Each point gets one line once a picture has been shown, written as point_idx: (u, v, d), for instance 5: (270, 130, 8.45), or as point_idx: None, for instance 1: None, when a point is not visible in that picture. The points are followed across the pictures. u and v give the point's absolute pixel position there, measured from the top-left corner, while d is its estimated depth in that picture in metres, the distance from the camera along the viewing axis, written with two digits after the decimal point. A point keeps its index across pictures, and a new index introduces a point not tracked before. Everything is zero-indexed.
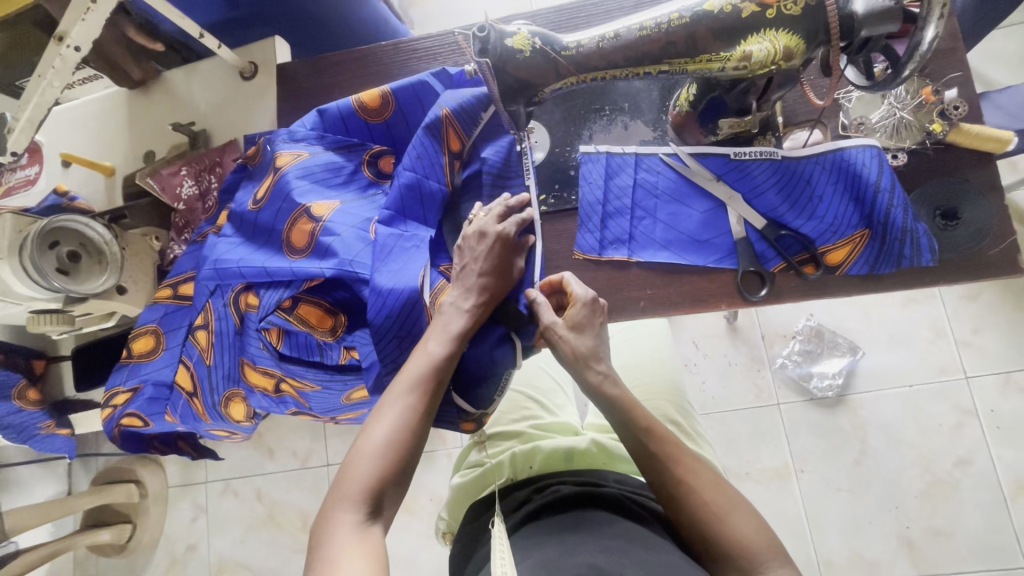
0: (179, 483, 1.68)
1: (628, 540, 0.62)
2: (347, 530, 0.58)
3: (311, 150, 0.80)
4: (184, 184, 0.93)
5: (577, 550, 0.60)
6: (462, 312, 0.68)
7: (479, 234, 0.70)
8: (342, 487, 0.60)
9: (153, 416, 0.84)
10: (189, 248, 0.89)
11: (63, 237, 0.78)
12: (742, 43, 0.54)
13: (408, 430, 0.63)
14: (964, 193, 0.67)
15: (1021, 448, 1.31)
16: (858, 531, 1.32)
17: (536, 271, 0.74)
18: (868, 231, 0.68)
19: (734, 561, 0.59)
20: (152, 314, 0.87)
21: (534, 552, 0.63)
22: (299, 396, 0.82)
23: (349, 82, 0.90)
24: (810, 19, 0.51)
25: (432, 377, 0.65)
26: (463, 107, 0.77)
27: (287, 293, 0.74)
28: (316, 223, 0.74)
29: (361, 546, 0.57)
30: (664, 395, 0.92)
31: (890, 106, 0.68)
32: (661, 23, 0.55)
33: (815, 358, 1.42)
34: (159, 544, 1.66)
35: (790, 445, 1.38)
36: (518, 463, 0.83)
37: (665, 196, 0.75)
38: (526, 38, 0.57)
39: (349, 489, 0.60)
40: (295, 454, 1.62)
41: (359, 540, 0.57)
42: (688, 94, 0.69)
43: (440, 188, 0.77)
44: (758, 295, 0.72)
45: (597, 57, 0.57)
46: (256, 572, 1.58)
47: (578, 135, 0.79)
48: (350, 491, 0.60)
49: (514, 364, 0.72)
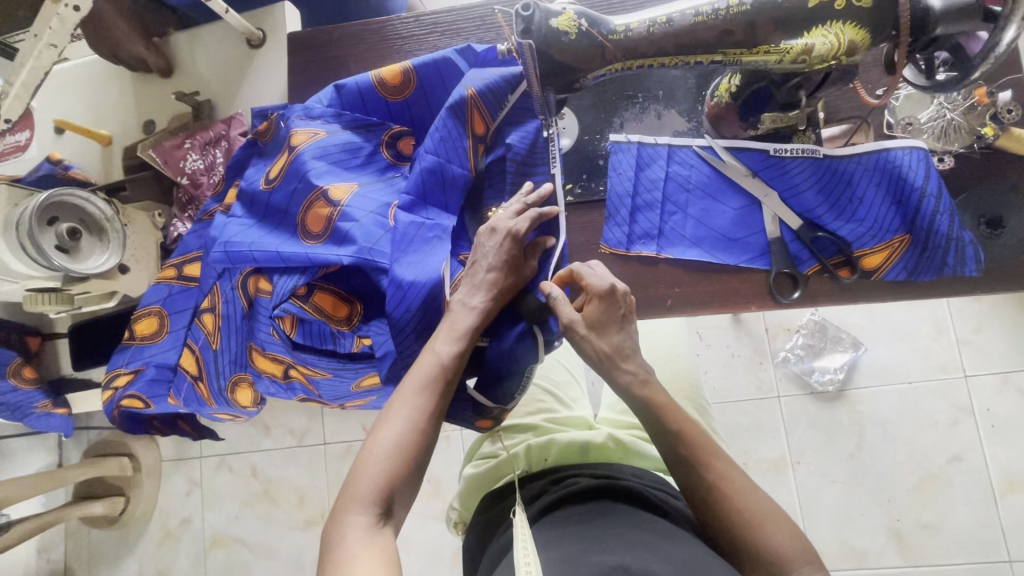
0: (173, 457, 1.66)
1: (654, 533, 0.61)
2: (358, 532, 0.56)
3: (328, 128, 0.76)
4: (188, 157, 0.88)
5: (599, 543, 0.59)
6: (472, 309, 0.64)
7: (490, 229, 0.66)
8: (352, 489, 0.59)
9: (154, 399, 0.80)
10: (195, 227, 0.85)
11: (61, 212, 0.74)
12: (806, 34, 0.50)
13: (418, 430, 0.61)
14: (1010, 200, 0.66)
15: (1013, 446, 1.33)
16: (850, 522, 1.34)
17: (549, 269, 0.71)
18: (908, 236, 0.66)
19: (765, 565, 0.58)
20: (155, 294, 0.84)
21: (554, 543, 0.61)
22: (308, 383, 0.79)
23: (365, 56, 0.85)
24: (879, 12, 0.48)
25: (441, 376, 0.62)
26: (490, 87, 0.73)
27: (302, 280, 0.70)
28: (334, 207, 0.70)
29: (373, 550, 0.55)
30: (677, 390, 0.91)
31: (939, 106, 0.65)
32: (718, 9, 0.51)
33: (817, 352, 1.42)
34: (152, 517, 1.65)
35: (788, 437, 1.39)
36: (534, 456, 0.81)
37: (698, 190, 0.72)
38: (571, 19, 0.53)
39: (359, 492, 0.58)
40: (292, 432, 1.60)
41: (370, 544, 0.56)
42: (729, 85, 0.65)
43: (463, 173, 0.73)
44: (790, 298, 0.70)
45: (646, 43, 0.54)
46: (251, 547, 1.58)
47: (609, 122, 0.76)
48: (359, 493, 0.58)
49: (536, 360, 0.69)
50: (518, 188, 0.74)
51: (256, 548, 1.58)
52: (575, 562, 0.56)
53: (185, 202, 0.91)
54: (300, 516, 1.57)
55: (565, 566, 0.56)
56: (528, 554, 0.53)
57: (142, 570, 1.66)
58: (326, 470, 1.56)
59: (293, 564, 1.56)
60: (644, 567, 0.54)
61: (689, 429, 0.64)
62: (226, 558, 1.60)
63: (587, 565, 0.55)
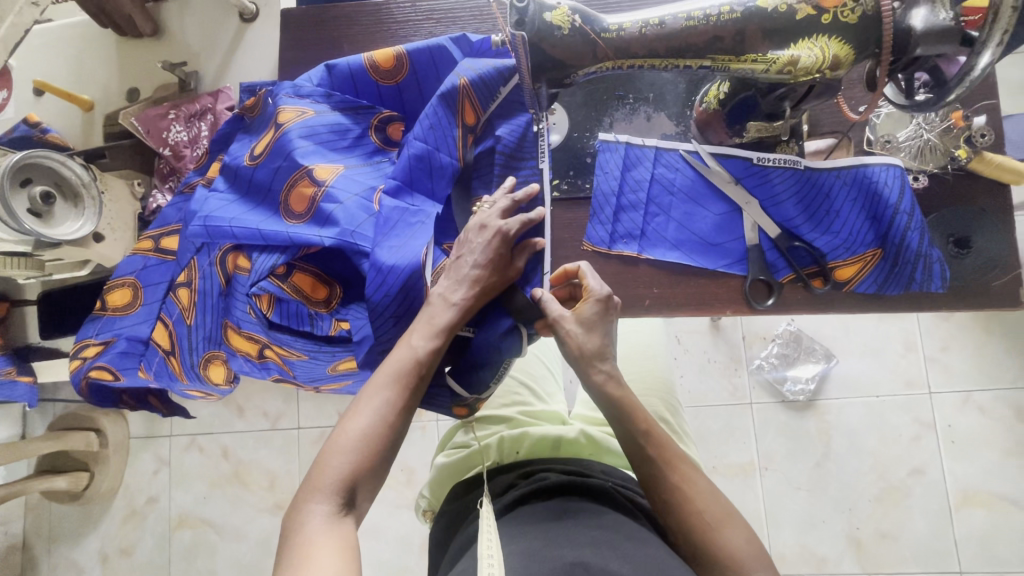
0: (142, 434, 1.63)
1: (616, 531, 0.62)
2: (318, 520, 0.56)
3: (317, 108, 0.75)
4: (172, 128, 0.87)
5: (563, 539, 0.60)
6: (450, 305, 0.65)
7: (479, 226, 0.67)
8: (315, 479, 0.59)
9: (124, 372, 0.79)
10: (175, 199, 0.83)
11: (36, 174, 0.72)
12: (792, 46, 0.51)
13: (387, 423, 0.62)
14: (979, 222, 0.68)
15: (971, 462, 1.37)
16: (811, 529, 1.38)
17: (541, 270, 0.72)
18: (880, 250, 0.68)
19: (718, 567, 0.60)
20: (130, 265, 0.82)
21: (519, 536, 0.63)
22: (283, 363, 0.78)
23: (358, 37, 0.84)
24: (863, 29, 0.50)
25: (414, 371, 0.63)
26: (482, 78, 0.73)
27: (282, 259, 0.70)
28: (318, 187, 0.70)
29: (331, 538, 0.55)
30: (652, 390, 0.93)
31: (917, 126, 0.67)
32: (710, 15, 0.52)
33: (791, 361, 1.45)
34: (117, 494, 1.62)
35: (757, 443, 1.42)
36: (506, 447, 0.82)
37: (682, 194, 0.74)
38: (565, 14, 0.53)
39: (322, 481, 0.59)
40: (265, 415, 1.58)
41: (329, 532, 0.56)
42: (718, 92, 0.66)
43: (450, 162, 0.73)
44: (764, 304, 0.71)
45: (638, 43, 0.54)
46: (218, 529, 1.57)
47: (599, 121, 0.77)
48: (322, 483, 0.58)
49: (519, 353, 0.70)
50: (502, 182, 0.74)
51: (223, 530, 1.57)
52: (537, 557, 0.57)
53: (166, 172, 0.90)
54: (270, 499, 1.55)
55: (526, 560, 0.57)
56: (492, 549, 0.54)
57: (104, 547, 1.63)
58: (299, 454, 1.55)
59: (260, 547, 1.55)
60: (603, 565, 0.55)
61: (656, 431, 0.66)
62: (191, 538, 1.58)
63: (551, 558, 0.56)
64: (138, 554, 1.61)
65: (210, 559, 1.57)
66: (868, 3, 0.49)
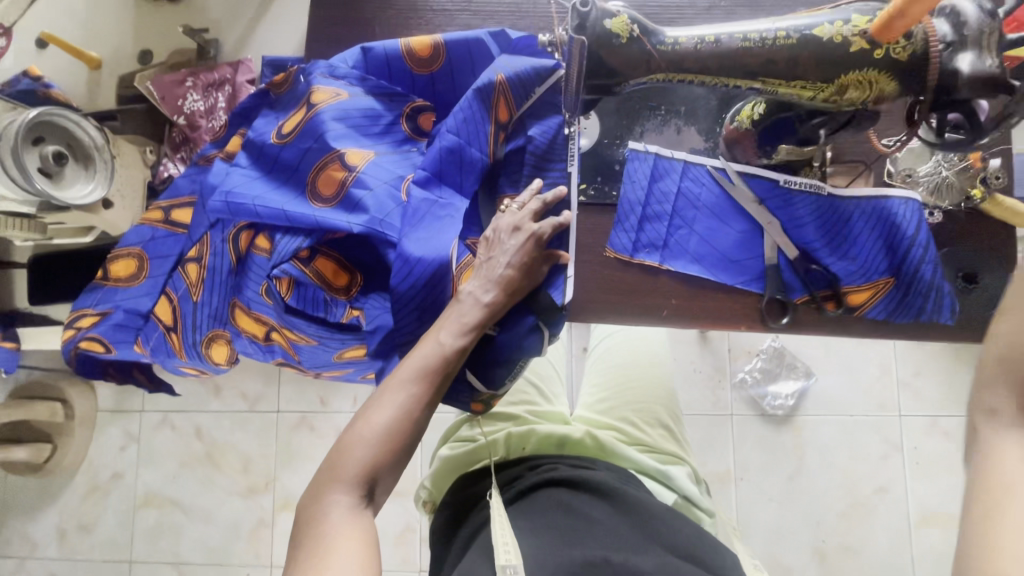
0: (111, 408, 1.57)
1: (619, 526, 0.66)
2: (340, 511, 0.58)
3: (352, 91, 0.74)
4: (188, 95, 0.86)
5: (575, 532, 0.65)
6: (479, 305, 0.65)
7: (513, 228, 0.68)
8: (336, 467, 0.60)
9: (117, 345, 0.76)
10: (188, 169, 0.81)
11: (50, 134, 0.74)
12: (841, 76, 0.53)
13: (410, 420, 0.62)
14: (986, 260, 0.71)
15: (932, 483, 1.43)
16: (779, 539, 1.43)
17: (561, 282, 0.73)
18: (893, 279, 0.70)
19: None
20: (137, 236, 0.79)
21: (531, 526, 0.67)
22: (289, 347, 0.77)
23: (390, 21, 0.83)
24: (910, 65, 0.51)
25: (440, 368, 0.63)
26: (519, 76, 0.72)
27: (307, 243, 0.68)
28: (349, 172, 0.69)
29: (352, 530, 0.57)
30: (653, 398, 0.94)
31: (938, 162, 0.69)
32: (765, 39, 0.53)
33: (773, 377, 1.49)
34: (80, 468, 1.56)
35: (734, 453, 1.46)
36: (513, 443, 0.82)
37: (706, 209, 0.75)
38: (625, 23, 0.53)
39: (344, 471, 0.59)
40: (243, 396, 1.53)
41: (351, 524, 0.57)
42: (752, 112, 0.68)
43: (481, 157, 0.72)
44: (779, 322, 0.73)
45: (691, 59, 0.55)
46: (187, 509, 1.53)
47: (630, 129, 0.77)
48: (344, 473, 0.59)
49: (540, 353, 0.72)
50: (530, 183, 0.74)
51: (191, 511, 1.53)
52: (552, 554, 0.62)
53: (178, 141, 0.90)
54: (242, 483, 1.51)
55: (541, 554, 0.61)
56: (507, 538, 0.61)
57: (62, 522, 1.57)
58: (277, 439, 1.51)
59: (230, 531, 1.51)
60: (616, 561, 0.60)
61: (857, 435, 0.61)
62: (157, 517, 1.54)
63: (565, 557, 0.61)
64: (99, 531, 1.55)
65: (176, 539, 1.53)
66: (920, 40, 0.50)
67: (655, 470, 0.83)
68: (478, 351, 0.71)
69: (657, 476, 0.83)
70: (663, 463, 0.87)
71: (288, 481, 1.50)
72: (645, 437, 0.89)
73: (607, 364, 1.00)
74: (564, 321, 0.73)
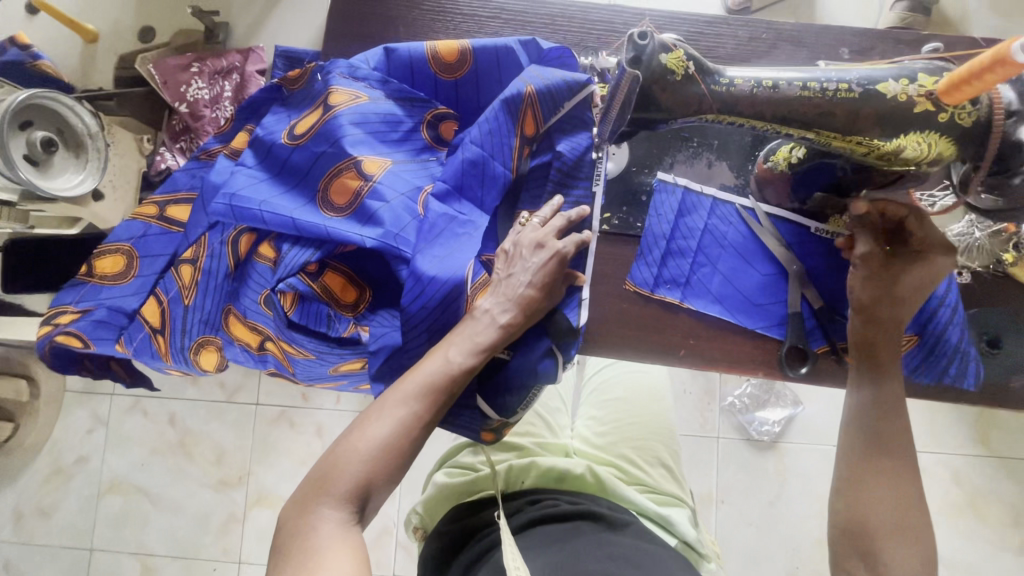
0: (80, 388, 1.49)
1: (631, 563, 0.62)
2: (331, 525, 0.54)
3: (371, 94, 0.69)
4: (192, 83, 0.92)
5: (581, 554, 0.63)
6: (496, 325, 0.61)
7: (536, 244, 0.63)
8: (326, 479, 0.55)
9: (96, 342, 0.69)
10: (189, 164, 0.77)
11: (37, 117, 0.75)
12: (901, 137, 0.51)
13: (409, 437, 0.58)
14: (1009, 326, 0.70)
15: None
16: (756, 564, 1.39)
17: (575, 302, 0.70)
18: (918, 337, 0.68)
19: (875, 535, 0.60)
20: (128, 231, 0.74)
21: (538, 549, 0.65)
22: (284, 360, 0.71)
23: (415, 20, 0.78)
24: (972, 133, 0.49)
25: (446, 387, 0.59)
26: (551, 89, 0.67)
27: (316, 257, 0.65)
28: (365, 181, 0.65)
29: (345, 544, 0.53)
30: (654, 433, 0.94)
31: (970, 224, 0.69)
32: (827, 90, 0.51)
33: (761, 403, 1.43)
34: (42, 449, 1.48)
35: (718, 476, 1.42)
36: (512, 476, 0.79)
37: (732, 249, 0.73)
38: (681, 60, 0.50)
39: (333, 485, 0.55)
40: (222, 386, 1.47)
41: (343, 538, 0.53)
42: (789, 155, 0.65)
43: (503, 172, 0.67)
44: (797, 372, 0.71)
45: (746, 102, 0.52)
46: (154, 499, 1.46)
47: (659, 160, 0.74)
48: (334, 487, 0.55)
49: (554, 378, 0.67)
50: (551, 198, 0.70)
51: (159, 500, 1.46)
52: None
53: (178, 131, 0.94)
54: (214, 475, 1.46)
55: None
56: (518, 562, 0.55)
57: (19, 505, 1.49)
58: (255, 433, 1.45)
59: (198, 524, 1.45)
60: None
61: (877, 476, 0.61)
62: (122, 505, 1.47)
63: None
64: (58, 517, 1.48)
65: (140, 529, 1.46)
66: (984, 108, 0.49)
67: (656, 512, 0.80)
68: (492, 377, 0.67)
69: (658, 521, 0.80)
70: (663, 505, 0.85)
71: (263, 477, 1.44)
72: (646, 477, 0.87)
73: (612, 395, 0.97)
74: (577, 344, 0.70)
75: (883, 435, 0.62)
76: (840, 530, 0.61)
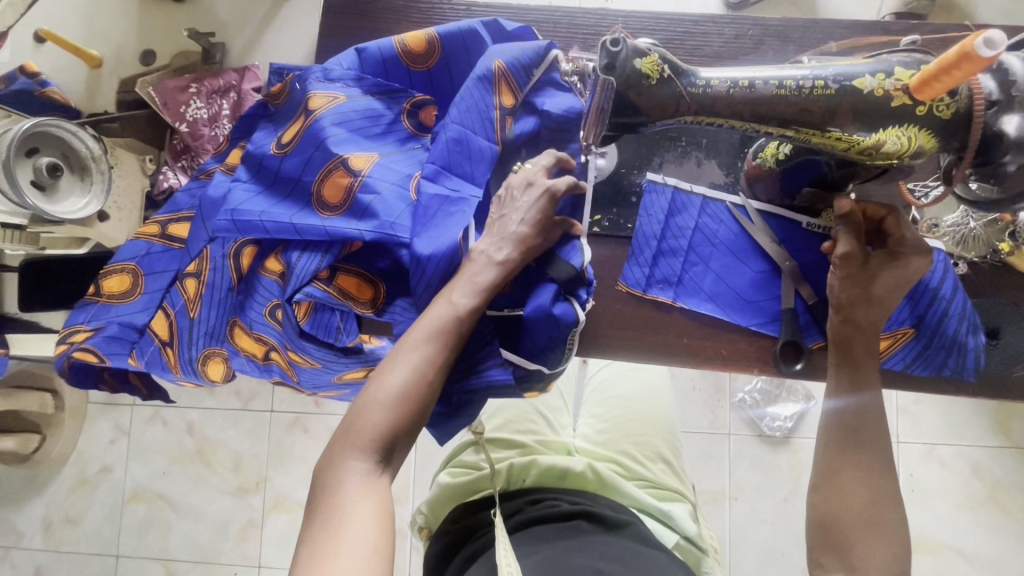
0: (103, 399, 1.53)
1: (623, 562, 0.63)
2: (357, 477, 0.54)
3: (348, 93, 0.71)
4: (191, 104, 0.95)
5: (575, 554, 0.64)
6: (495, 264, 0.61)
7: (526, 184, 0.63)
8: (351, 431, 0.56)
9: (111, 356, 0.73)
10: (189, 185, 0.80)
11: (42, 143, 0.79)
12: (880, 131, 0.51)
13: (425, 381, 0.58)
14: (1010, 317, 0.69)
15: None
16: (771, 561, 1.37)
17: (576, 253, 0.66)
18: (914, 329, 0.68)
19: (865, 530, 0.60)
20: (132, 250, 0.77)
21: (534, 548, 0.66)
22: (288, 367, 0.73)
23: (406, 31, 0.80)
24: (951, 124, 0.49)
25: (455, 329, 0.59)
26: (520, 61, 0.69)
27: (325, 262, 0.66)
28: (354, 177, 0.66)
29: (370, 494, 0.53)
30: (659, 432, 0.94)
31: (964, 214, 0.68)
32: (802, 87, 0.51)
33: (772, 399, 1.41)
34: (69, 460, 1.52)
35: (730, 473, 1.40)
36: (514, 475, 0.80)
37: (723, 246, 0.73)
38: (656, 63, 0.51)
39: (359, 435, 0.56)
40: (237, 394, 1.50)
41: (367, 487, 0.54)
42: (777, 151, 0.65)
43: (489, 146, 0.67)
44: (792, 367, 0.71)
45: (723, 103, 0.53)
46: (176, 506, 1.50)
47: (648, 160, 0.75)
48: (359, 437, 0.56)
49: (576, 322, 0.64)
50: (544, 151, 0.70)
51: (180, 508, 1.50)
52: None
53: (179, 150, 0.98)
54: (232, 482, 1.49)
55: None
56: (510, 560, 0.56)
57: (48, 514, 1.54)
58: (270, 439, 1.49)
59: (217, 529, 1.49)
60: None
61: (863, 471, 0.62)
62: (145, 512, 1.51)
63: None
64: (85, 525, 1.53)
65: (163, 535, 1.51)
66: (964, 98, 0.48)
67: (656, 508, 0.80)
68: (516, 331, 0.68)
69: (659, 514, 0.80)
70: (662, 499, 0.85)
71: (279, 482, 1.47)
72: (646, 472, 0.87)
73: (611, 395, 0.98)
74: (590, 286, 0.67)
75: (860, 429, 0.63)
76: (819, 524, 0.62)
